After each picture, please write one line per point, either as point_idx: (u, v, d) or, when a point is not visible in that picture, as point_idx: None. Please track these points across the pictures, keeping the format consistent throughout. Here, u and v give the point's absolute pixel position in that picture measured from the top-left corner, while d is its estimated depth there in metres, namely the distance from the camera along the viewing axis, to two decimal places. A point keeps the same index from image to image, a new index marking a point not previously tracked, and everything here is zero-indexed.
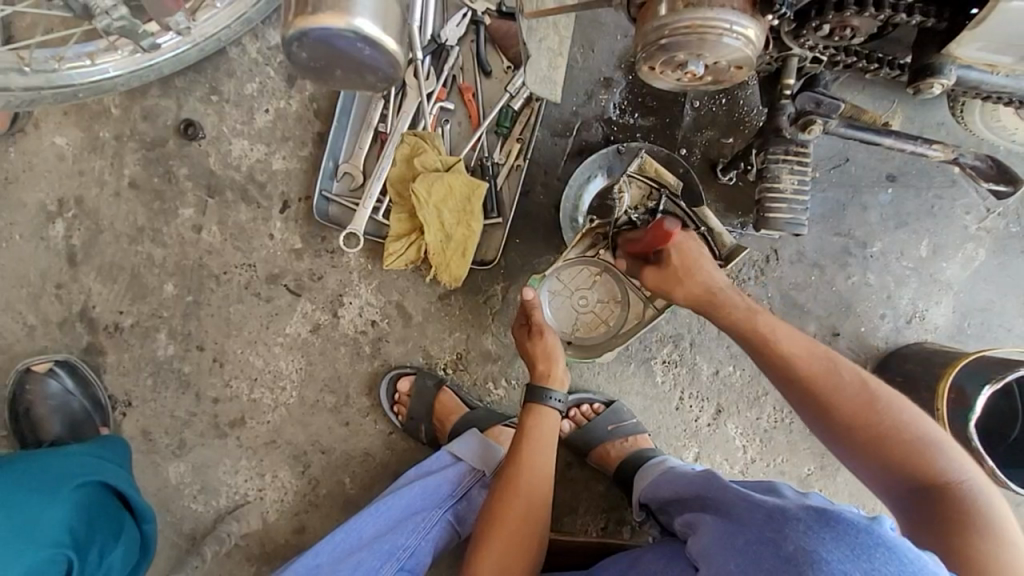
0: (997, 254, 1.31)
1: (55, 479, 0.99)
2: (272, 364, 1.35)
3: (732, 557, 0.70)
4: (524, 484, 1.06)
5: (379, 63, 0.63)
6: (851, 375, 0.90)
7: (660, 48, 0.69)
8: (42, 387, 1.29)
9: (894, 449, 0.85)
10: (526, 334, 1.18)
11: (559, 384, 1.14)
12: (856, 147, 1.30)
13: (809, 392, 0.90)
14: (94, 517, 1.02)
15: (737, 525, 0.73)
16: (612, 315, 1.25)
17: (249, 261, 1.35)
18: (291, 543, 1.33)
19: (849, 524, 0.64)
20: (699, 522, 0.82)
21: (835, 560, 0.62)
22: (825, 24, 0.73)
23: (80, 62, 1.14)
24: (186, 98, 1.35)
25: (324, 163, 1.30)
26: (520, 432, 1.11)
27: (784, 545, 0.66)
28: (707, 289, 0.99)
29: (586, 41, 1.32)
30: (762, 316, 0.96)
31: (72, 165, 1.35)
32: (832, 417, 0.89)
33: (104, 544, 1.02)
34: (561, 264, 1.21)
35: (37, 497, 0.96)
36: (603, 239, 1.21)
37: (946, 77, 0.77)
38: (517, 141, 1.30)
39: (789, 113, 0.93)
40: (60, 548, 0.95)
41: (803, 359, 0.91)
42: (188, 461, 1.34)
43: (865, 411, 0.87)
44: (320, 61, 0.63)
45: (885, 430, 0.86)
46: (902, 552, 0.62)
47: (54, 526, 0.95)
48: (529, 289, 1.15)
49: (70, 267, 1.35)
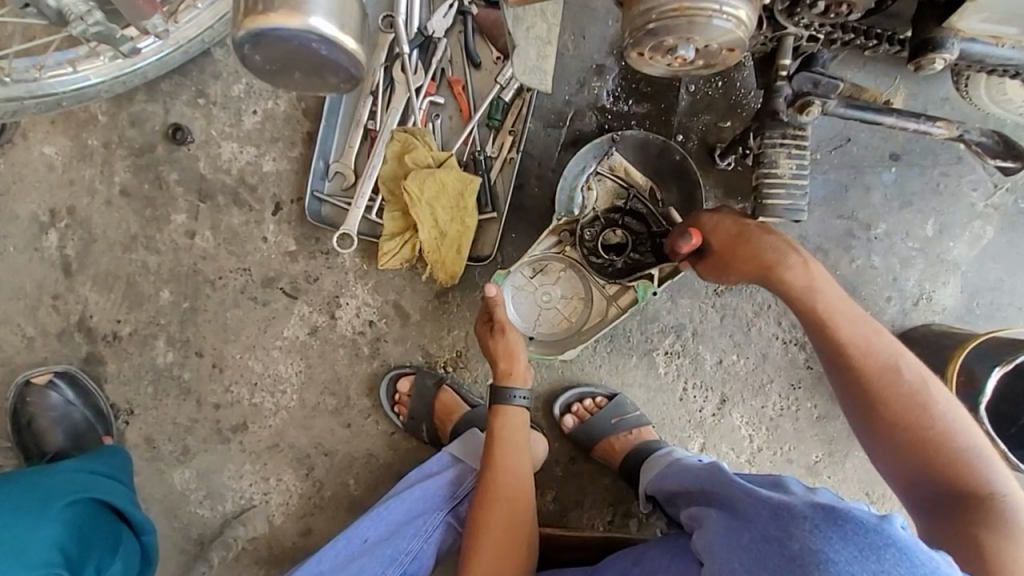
0: (1006, 231, 1.28)
1: (50, 494, 0.99)
2: (272, 368, 1.34)
3: (737, 555, 0.69)
4: (501, 488, 1.06)
5: (337, 62, 0.61)
6: (909, 372, 0.84)
7: (647, 33, 0.66)
8: (42, 399, 1.28)
9: (935, 452, 0.82)
10: (488, 331, 1.15)
11: (522, 380, 1.13)
12: (857, 127, 1.27)
13: (861, 379, 0.84)
14: (88, 534, 1.00)
15: (744, 522, 0.72)
16: (575, 312, 1.25)
17: (243, 265, 1.34)
18: (298, 546, 1.34)
19: (858, 523, 0.62)
20: (705, 517, 0.80)
21: (843, 561, 0.60)
22: (819, 1, 0.69)
23: (61, 69, 1.11)
24: (173, 102, 1.34)
25: (315, 163, 1.28)
26: (491, 436, 1.10)
27: (790, 544, 0.64)
28: (761, 263, 0.89)
29: (576, 27, 1.29)
30: (824, 298, 0.86)
31: (62, 175, 1.34)
32: (878, 408, 0.84)
33: (101, 559, 1.01)
34: (527, 258, 1.21)
35: (26, 517, 0.94)
36: (570, 237, 1.22)
37: (948, 51, 0.74)
38: (509, 133, 1.27)
39: (786, 95, 0.90)
40: (51, 567, 0.93)
41: (864, 348, 0.84)
42: (192, 467, 1.34)
43: (915, 409, 0.83)
44: (277, 63, 0.61)
45: (931, 432, 0.82)
46: (913, 553, 0.59)
47: (46, 545, 0.94)
48: (493, 285, 1.09)
49: (66, 277, 1.34)
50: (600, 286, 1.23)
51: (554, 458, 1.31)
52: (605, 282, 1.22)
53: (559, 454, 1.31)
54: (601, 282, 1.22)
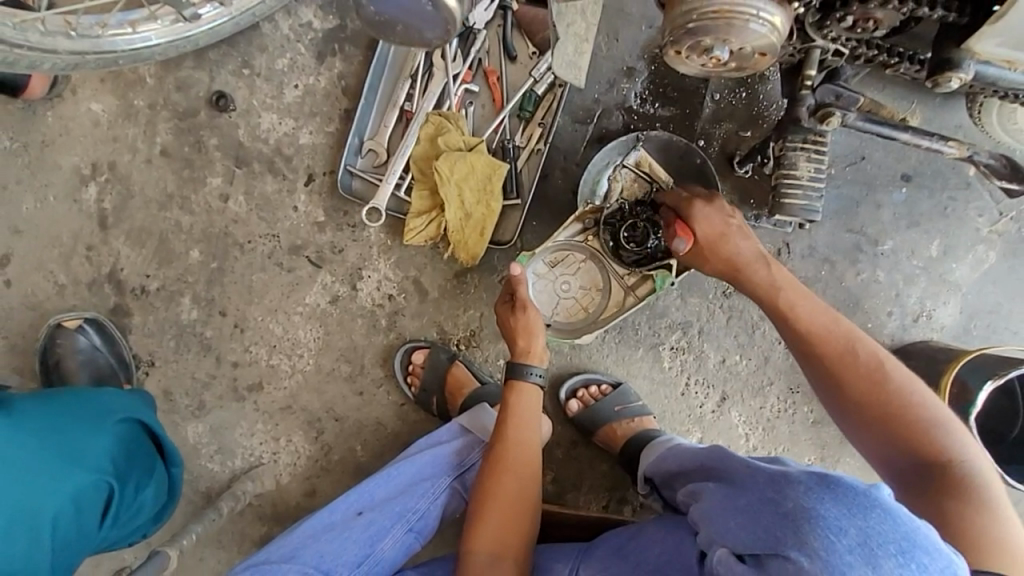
0: (1008, 257, 1.32)
1: (100, 412, 1.02)
2: (291, 333, 1.39)
3: (733, 516, 0.73)
4: (511, 462, 1.10)
5: (434, 19, 0.80)
6: (867, 353, 0.91)
7: (687, 32, 0.71)
8: (70, 343, 1.34)
9: (902, 427, 0.88)
10: (508, 310, 1.21)
11: (539, 360, 1.18)
12: (872, 145, 1.32)
13: (823, 365, 0.92)
14: (133, 453, 1.04)
15: (741, 489, 0.76)
16: (593, 302, 1.30)
17: (272, 231, 1.39)
18: (302, 505, 1.39)
19: (848, 487, 0.66)
20: (704, 489, 0.85)
21: (831, 517, 0.64)
22: (848, 15, 0.75)
23: (122, 29, 1.17)
24: (219, 70, 1.39)
25: (350, 139, 1.34)
26: (505, 411, 1.15)
27: (784, 503, 0.68)
28: (732, 262, 1.01)
29: (611, 30, 1.34)
30: (786, 293, 0.97)
31: (106, 131, 1.39)
32: (843, 391, 0.91)
33: (140, 480, 1.06)
34: (550, 244, 1.26)
35: (84, 426, 0.98)
36: (593, 226, 1.26)
37: (963, 71, 0.79)
38: (538, 125, 1.33)
39: (810, 104, 0.94)
40: (103, 476, 0.97)
41: (822, 334, 0.93)
42: (207, 422, 1.39)
43: (874, 387, 0.89)
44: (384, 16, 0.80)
45: (893, 407, 0.88)
46: (897, 515, 0.64)
47: (100, 453, 0.98)
48: (518, 265, 1.19)
49: (101, 229, 1.40)
50: (619, 276, 1.28)
51: (556, 440, 1.36)
52: (625, 273, 1.27)
53: (560, 437, 1.36)
54: (620, 272, 1.27)
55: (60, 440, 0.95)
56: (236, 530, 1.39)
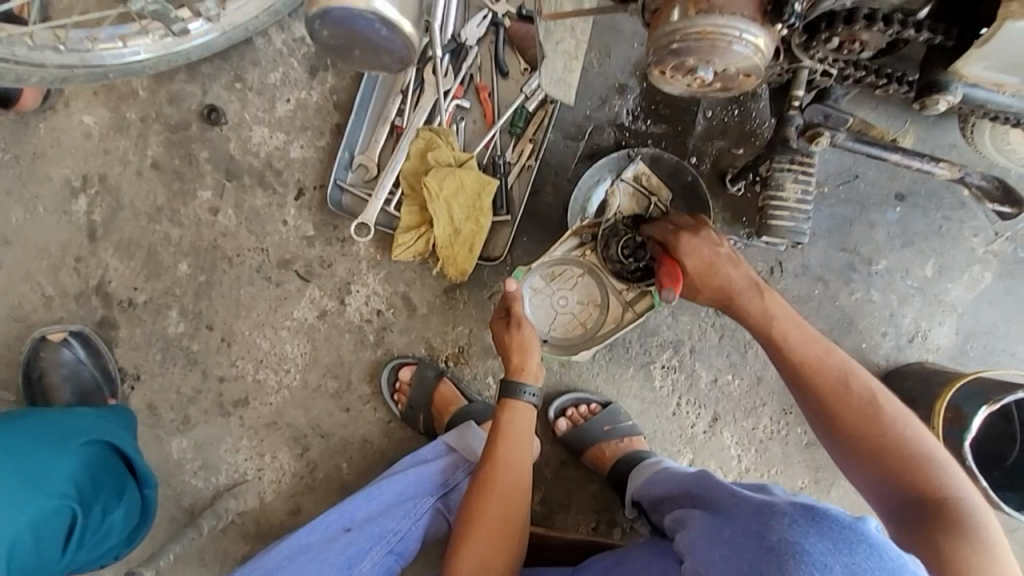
0: (1004, 278, 1.30)
1: (65, 435, 1.01)
2: (278, 348, 1.38)
3: (718, 549, 0.71)
4: (500, 482, 1.07)
5: (394, 43, 0.74)
6: (859, 386, 0.89)
7: (671, 52, 0.71)
8: (55, 355, 1.33)
9: (894, 461, 0.85)
10: (503, 326, 1.19)
11: (534, 379, 1.16)
12: (866, 164, 1.30)
13: (817, 398, 0.90)
14: (99, 475, 1.02)
15: (727, 519, 0.74)
16: (590, 318, 1.28)
17: (261, 245, 1.39)
18: (286, 523, 1.36)
19: (834, 520, 0.64)
20: (690, 517, 0.83)
21: (817, 552, 0.62)
22: (834, 37, 0.74)
23: (112, 43, 1.17)
24: (211, 84, 1.39)
25: (340, 153, 1.34)
26: (496, 429, 1.13)
27: (768, 536, 0.66)
28: (728, 289, 0.98)
29: (603, 46, 1.34)
30: (780, 319, 0.95)
31: (98, 144, 1.39)
32: (836, 425, 0.89)
33: (107, 503, 1.03)
34: (547, 258, 1.25)
35: (47, 447, 0.97)
36: (591, 240, 1.26)
37: (952, 94, 0.78)
38: (529, 141, 1.32)
39: (799, 124, 0.93)
40: (64, 501, 0.95)
41: (818, 366, 0.91)
42: (191, 437, 1.38)
43: (866, 420, 0.87)
44: (340, 39, 0.74)
45: (885, 441, 0.86)
46: (884, 550, 0.62)
47: (62, 478, 0.96)
48: (512, 281, 1.16)
49: (90, 242, 1.39)
50: (617, 291, 1.27)
51: (545, 460, 1.33)
52: (623, 288, 1.26)
53: (549, 456, 1.33)
54: (619, 287, 1.26)
55: (23, 459, 0.94)
56: (218, 549, 1.36)
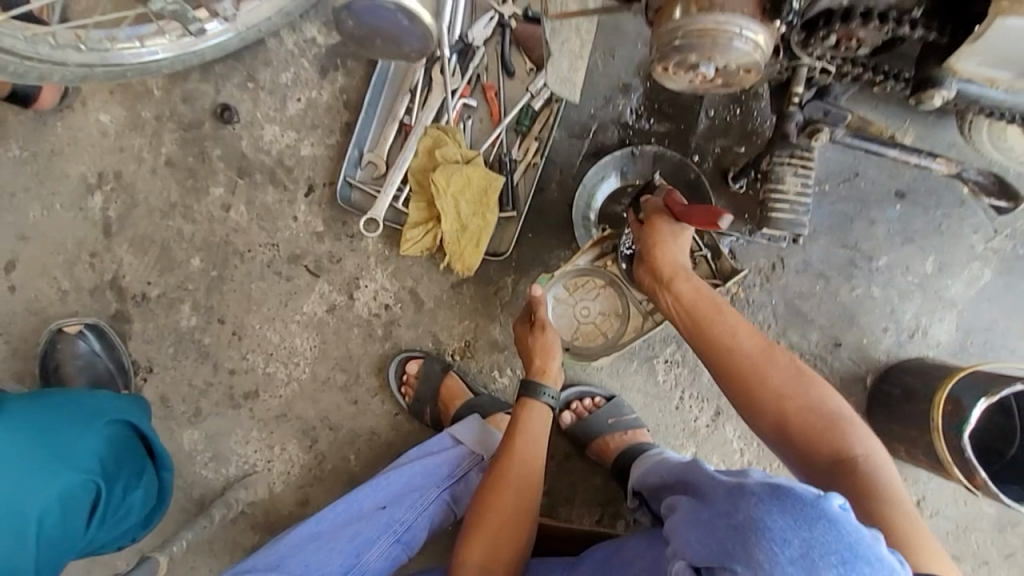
0: (1003, 274, 1.32)
1: (92, 413, 1.03)
2: (288, 341, 1.40)
3: (693, 529, 0.72)
4: (513, 477, 1.09)
5: (413, 34, 0.77)
6: (778, 363, 0.93)
7: (674, 49, 0.73)
8: (70, 348, 1.36)
9: (812, 430, 0.89)
10: (527, 328, 1.22)
11: (553, 382, 1.19)
12: (866, 162, 1.32)
13: (740, 380, 0.92)
14: (123, 454, 1.05)
15: (702, 502, 0.76)
16: (610, 328, 1.30)
17: (272, 240, 1.42)
18: (294, 514, 1.39)
19: (798, 497, 0.66)
20: (673, 503, 0.85)
21: (778, 529, 0.64)
22: (832, 34, 0.76)
23: (131, 43, 1.20)
24: (224, 83, 1.43)
25: (350, 151, 1.37)
26: (514, 427, 1.14)
27: (736, 515, 0.68)
28: (673, 264, 1.00)
29: (607, 47, 1.36)
30: (712, 303, 0.98)
31: (114, 142, 1.43)
32: (759, 404, 0.91)
33: (128, 482, 1.06)
34: (570, 270, 1.27)
35: (76, 424, 1.00)
36: (613, 252, 1.27)
37: (947, 88, 0.81)
38: (535, 139, 1.35)
39: (798, 121, 0.97)
40: (89, 477, 0.98)
41: (738, 349, 0.93)
42: (202, 429, 1.40)
43: (784, 396, 0.91)
44: (364, 29, 0.77)
45: (802, 413, 0.90)
46: (842, 525, 0.64)
47: (85, 453, 0.98)
48: (538, 286, 1.17)
49: (105, 237, 1.42)
50: (637, 302, 1.29)
51: (550, 452, 1.35)
52: (643, 299, 1.28)
53: (553, 449, 1.35)
54: (639, 299, 1.28)
55: (49, 437, 0.96)
56: (228, 539, 1.38)
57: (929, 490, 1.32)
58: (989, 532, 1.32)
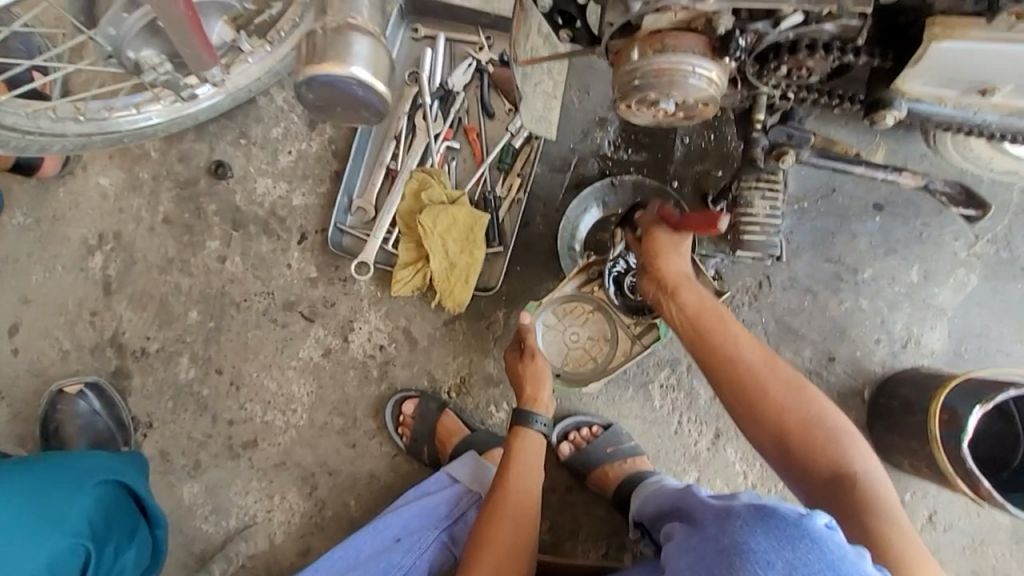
0: (989, 279, 1.33)
1: (85, 474, 1.04)
2: (285, 388, 1.41)
3: (682, 556, 0.72)
4: (511, 508, 1.08)
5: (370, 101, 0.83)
6: (779, 373, 0.94)
7: (634, 88, 0.77)
8: (72, 407, 1.37)
9: (812, 442, 0.90)
10: (517, 356, 1.23)
11: (545, 409, 1.19)
12: (841, 178, 1.35)
13: (740, 387, 0.94)
14: (113, 514, 1.06)
15: (693, 527, 0.76)
16: (600, 351, 1.31)
17: (267, 288, 1.45)
18: (296, 565, 1.37)
19: (781, 517, 0.66)
20: (668, 531, 0.84)
21: (761, 550, 0.64)
22: (782, 65, 0.80)
23: (127, 110, 1.27)
24: (218, 141, 1.49)
25: (339, 198, 1.41)
26: (509, 457, 1.14)
27: (722, 538, 0.68)
28: (676, 276, 1.03)
29: (582, 84, 1.42)
30: (715, 313, 1.00)
31: (113, 204, 1.48)
32: (758, 412, 0.93)
33: (120, 543, 1.06)
34: (558, 296, 1.28)
35: (68, 484, 1.01)
36: (598, 276, 1.29)
37: (897, 108, 0.85)
38: (517, 176, 1.39)
39: (764, 145, 1.00)
40: (79, 540, 0.98)
41: (739, 358, 0.95)
42: (202, 481, 1.40)
43: (785, 407, 0.92)
44: (323, 101, 0.82)
45: (802, 425, 0.91)
46: (825, 544, 0.64)
47: (77, 517, 0.99)
48: (527, 313, 1.19)
49: (105, 295, 1.46)
50: (625, 325, 1.30)
51: (551, 486, 1.34)
52: (631, 322, 1.29)
53: (554, 482, 1.34)
54: (627, 322, 1.29)
55: (40, 499, 0.98)
56: None
57: (940, 503, 1.29)
58: (1006, 544, 1.28)
